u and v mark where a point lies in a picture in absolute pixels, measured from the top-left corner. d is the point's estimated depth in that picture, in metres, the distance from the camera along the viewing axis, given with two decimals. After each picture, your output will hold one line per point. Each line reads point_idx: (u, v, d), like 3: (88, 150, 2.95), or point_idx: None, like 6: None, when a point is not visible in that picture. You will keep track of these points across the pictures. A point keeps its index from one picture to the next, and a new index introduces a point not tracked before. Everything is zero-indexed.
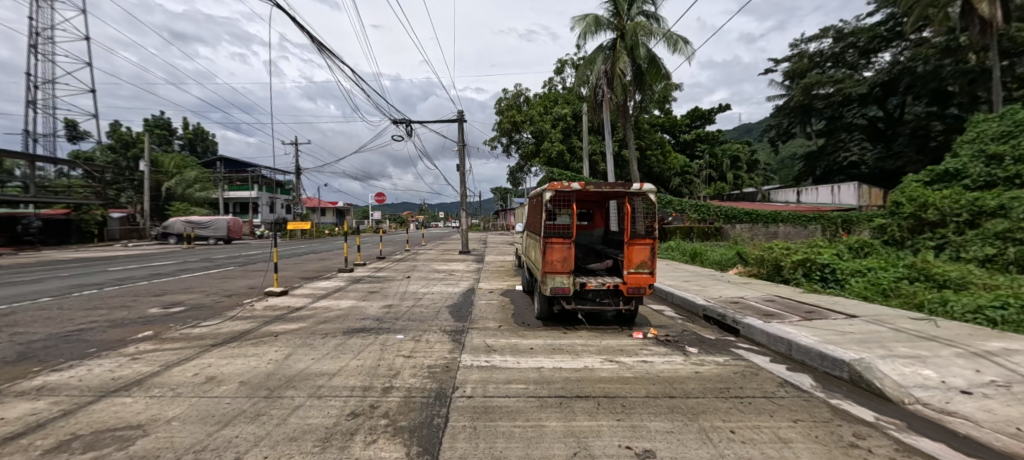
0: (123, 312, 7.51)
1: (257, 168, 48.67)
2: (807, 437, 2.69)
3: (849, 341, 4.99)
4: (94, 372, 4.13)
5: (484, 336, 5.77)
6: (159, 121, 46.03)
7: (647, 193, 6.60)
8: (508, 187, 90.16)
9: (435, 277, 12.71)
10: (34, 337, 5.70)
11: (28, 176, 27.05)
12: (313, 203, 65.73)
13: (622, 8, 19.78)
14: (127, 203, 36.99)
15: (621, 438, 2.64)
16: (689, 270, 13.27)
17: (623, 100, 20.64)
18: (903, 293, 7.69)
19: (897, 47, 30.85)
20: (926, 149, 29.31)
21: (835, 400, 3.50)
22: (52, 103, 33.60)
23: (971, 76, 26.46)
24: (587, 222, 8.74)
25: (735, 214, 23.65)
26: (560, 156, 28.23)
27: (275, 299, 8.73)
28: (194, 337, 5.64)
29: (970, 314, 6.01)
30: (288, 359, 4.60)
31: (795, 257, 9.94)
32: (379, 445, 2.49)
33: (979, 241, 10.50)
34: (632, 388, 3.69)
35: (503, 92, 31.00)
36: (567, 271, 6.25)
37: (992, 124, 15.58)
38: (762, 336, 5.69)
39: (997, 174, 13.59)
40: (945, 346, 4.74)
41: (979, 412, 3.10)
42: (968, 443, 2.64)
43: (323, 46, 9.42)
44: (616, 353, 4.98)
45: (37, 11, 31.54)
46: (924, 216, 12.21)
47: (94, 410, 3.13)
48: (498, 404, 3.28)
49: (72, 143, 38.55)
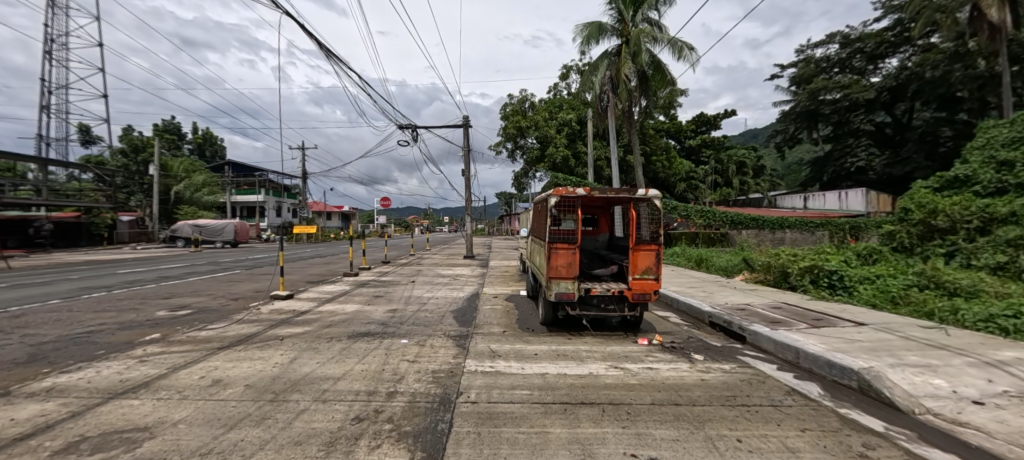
0: (132, 315, 7.59)
1: (264, 172, 49.18)
2: (815, 447, 2.66)
3: (858, 349, 4.93)
4: (103, 374, 4.17)
5: (489, 342, 5.75)
6: (169, 126, 46.69)
7: (653, 198, 6.57)
8: (513, 192, 91.18)
9: (440, 281, 12.77)
10: (44, 340, 5.77)
11: (40, 180, 27.32)
12: (319, 207, 66.41)
13: (627, 15, 19.92)
14: (137, 207, 37.81)
15: (626, 446, 2.62)
16: (695, 276, 13.21)
17: (628, 105, 20.76)
18: (913, 301, 7.61)
19: (906, 52, 30.66)
20: (936, 155, 28.97)
21: (843, 409, 3.46)
22: (65, 108, 34.22)
23: (981, 82, 26.15)
24: (592, 228, 8.76)
25: (740, 220, 23.59)
26: (564, 161, 28.33)
27: (281, 303, 8.81)
28: (202, 340, 5.69)
29: (982, 322, 5.91)
30: (293, 363, 4.63)
31: (802, 263, 9.83)
32: (382, 451, 2.48)
33: (991, 249, 10.32)
34: (638, 394, 3.68)
35: (509, 98, 31.39)
36: (572, 276, 6.22)
37: (1002, 129, 15.44)
38: (769, 343, 5.64)
39: (1008, 181, 13.38)
40: (956, 355, 4.67)
41: (991, 423, 3.04)
42: (980, 454, 2.60)
43: (331, 52, 9.50)
44: (621, 360, 4.94)
45: (53, 18, 32.21)
46: (934, 222, 12.08)
47: (101, 412, 3.16)
48: (502, 410, 3.27)
49: (84, 147, 39.23)
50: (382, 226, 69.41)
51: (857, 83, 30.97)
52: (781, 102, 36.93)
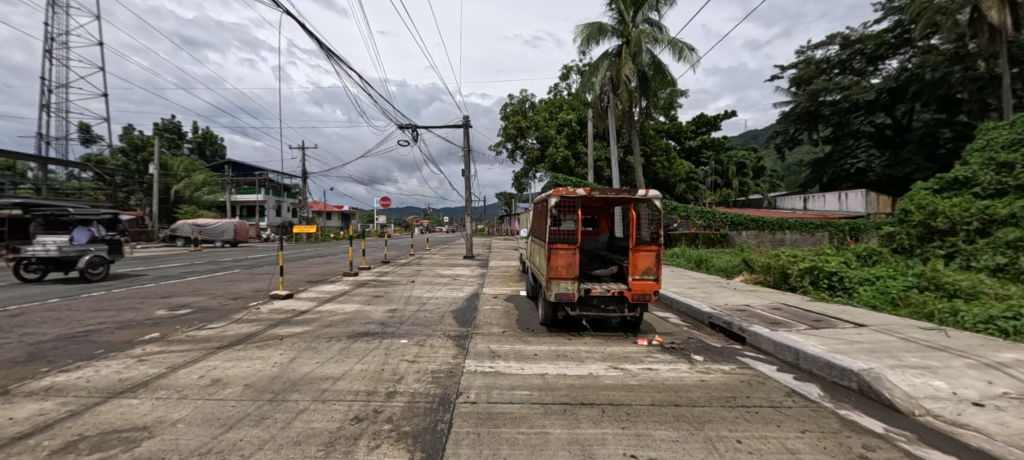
0: (132, 314, 7.57)
1: (264, 171, 49.10)
2: (815, 448, 2.65)
3: (859, 351, 4.92)
4: (102, 373, 4.17)
5: (488, 342, 5.76)
6: (170, 125, 46.66)
7: (653, 199, 6.57)
8: (513, 193, 91.25)
9: (440, 281, 12.76)
10: (43, 338, 5.76)
11: (41, 179, 27.28)
12: (319, 206, 66.34)
13: (627, 16, 19.95)
14: (137, 205, 37.96)
15: (626, 447, 2.62)
16: (694, 277, 13.23)
17: (628, 106, 20.76)
18: (913, 302, 7.61)
19: (906, 54, 30.70)
20: (936, 157, 29.00)
21: (843, 411, 3.46)
22: (65, 107, 34.16)
23: (981, 83, 26.31)
24: (592, 228, 8.78)
25: (741, 221, 23.58)
26: (565, 161, 28.32)
27: (280, 302, 8.80)
28: (201, 340, 5.67)
29: (981, 324, 5.91)
30: (293, 363, 4.62)
31: (803, 264, 9.84)
32: (381, 451, 2.48)
33: (991, 250, 10.32)
34: (638, 395, 3.67)
35: (509, 98, 31.44)
36: (572, 276, 6.22)
37: (1002, 131, 15.45)
38: (769, 344, 5.64)
39: (1007, 182, 13.39)
40: (956, 356, 4.66)
41: (992, 425, 3.04)
42: (979, 455, 2.61)
43: (332, 52, 9.48)
44: (621, 360, 4.94)
45: (54, 17, 32.18)
46: (934, 223, 12.10)
47: (100, 411, 3.15)
48: (501, 410, 3.26)
49: (84, 146, 39.19)
50: (382, 226, 69.38)
51: (857, 84, 30.78)
52: (781, 103, 36.93)
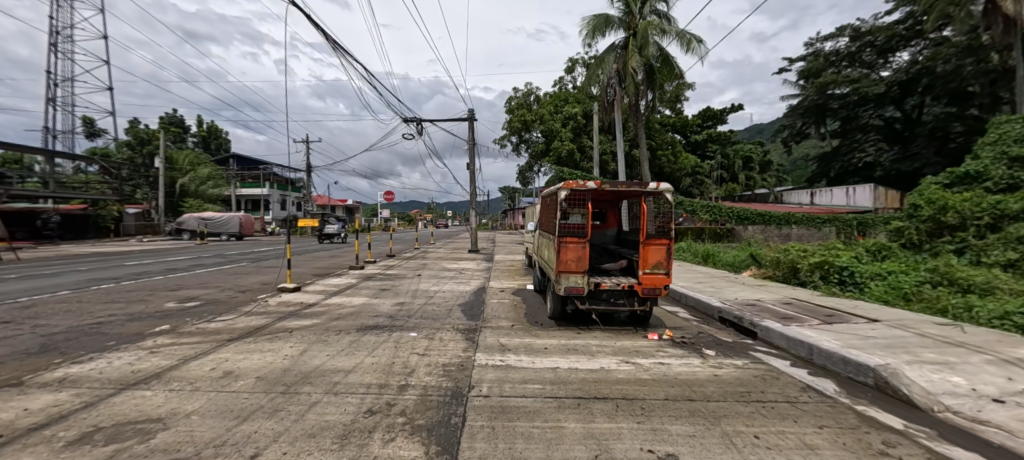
0: (141, 306, 7.63)
1: (268, 165, 49.17)
2: (834, 444, 2.61)
3: (872, 346, 4.86)
4: (115, 364, 4.18)
5: (498, 336, 5.72)
6: (173, 119, 46.86)
7: (664, 192, 6.46)
8: (515, 187, 91.59)
9: (446, 275, 12.70)
10: (55, 330, 5.82)
11: (48, 173, 27.33)
12: (323, 201, 66.54)
13: (635, 7, 19.54)
14: (142, 199, 38.12)
15: (644, 442, 2.58)
16: (703, 271, 13.20)
17: (634, 99, 20.49)
18: (927, 297, 7.51)
19: (917, 46, 30.13)
20: (945, 151, 28.66)
21: (861, 407, 3.40)
22: (71, 101, 34.27)
23: (993, 76, 25.90)
24: (600, 222, 8.70)
25: (747, 215, 23.38)
26: (570, 155, 27.97)
27: (288, 295, 8.83)
28: (211, 332, 5.67)
29: (997, 320, 5.82)
30: (303, 355, 4.61)
31: (812, 260, 9.76)
32: (397, 444, 2.46)
33: (1002, 246, 10.23)
34: (651, 390, 3.64)
35: (514, 92, 31.23)
36: (582, 271, 6.17)
37: (1015, 124, 15.08)
38: (782, 340, 5.57)
39: (1020, 177, 13.18)
40: (974, 352, 4.59)
41: (1014, 421, 2.98)
42: (1005, 453, 2.54)
43: (338, 43, 9.40)
44: (633, 355, 4.91)
45: (58, 11, 32.26)
46: (944, 218, 11.87)
47: (115, 402, 3.16)
48: (515, 404, 3.23)
49: (90, 140, 39.37)
50: (385, 221, 69.51)
51: (866, 78, 30.47)
52: (789, 96, 36.41)
